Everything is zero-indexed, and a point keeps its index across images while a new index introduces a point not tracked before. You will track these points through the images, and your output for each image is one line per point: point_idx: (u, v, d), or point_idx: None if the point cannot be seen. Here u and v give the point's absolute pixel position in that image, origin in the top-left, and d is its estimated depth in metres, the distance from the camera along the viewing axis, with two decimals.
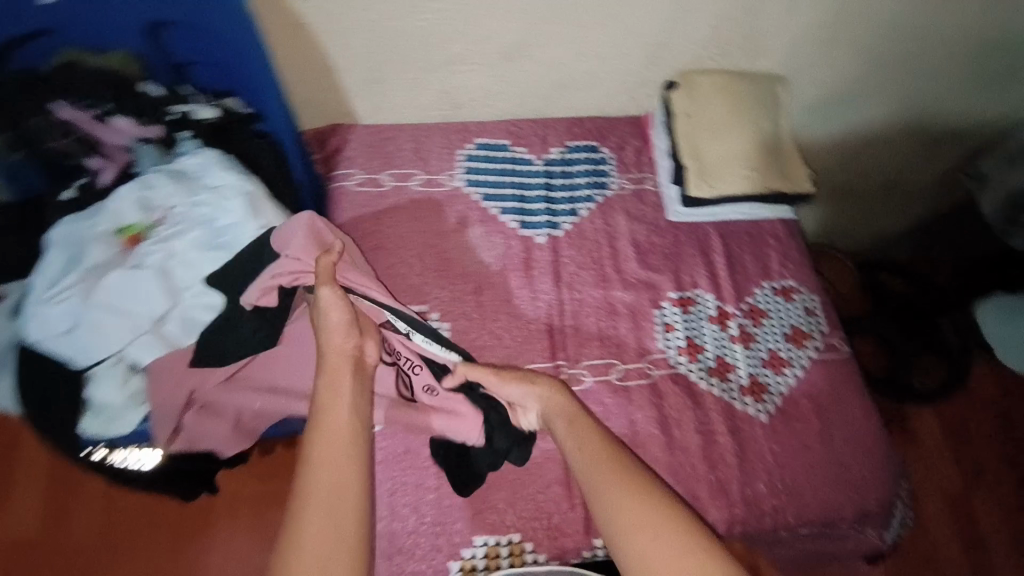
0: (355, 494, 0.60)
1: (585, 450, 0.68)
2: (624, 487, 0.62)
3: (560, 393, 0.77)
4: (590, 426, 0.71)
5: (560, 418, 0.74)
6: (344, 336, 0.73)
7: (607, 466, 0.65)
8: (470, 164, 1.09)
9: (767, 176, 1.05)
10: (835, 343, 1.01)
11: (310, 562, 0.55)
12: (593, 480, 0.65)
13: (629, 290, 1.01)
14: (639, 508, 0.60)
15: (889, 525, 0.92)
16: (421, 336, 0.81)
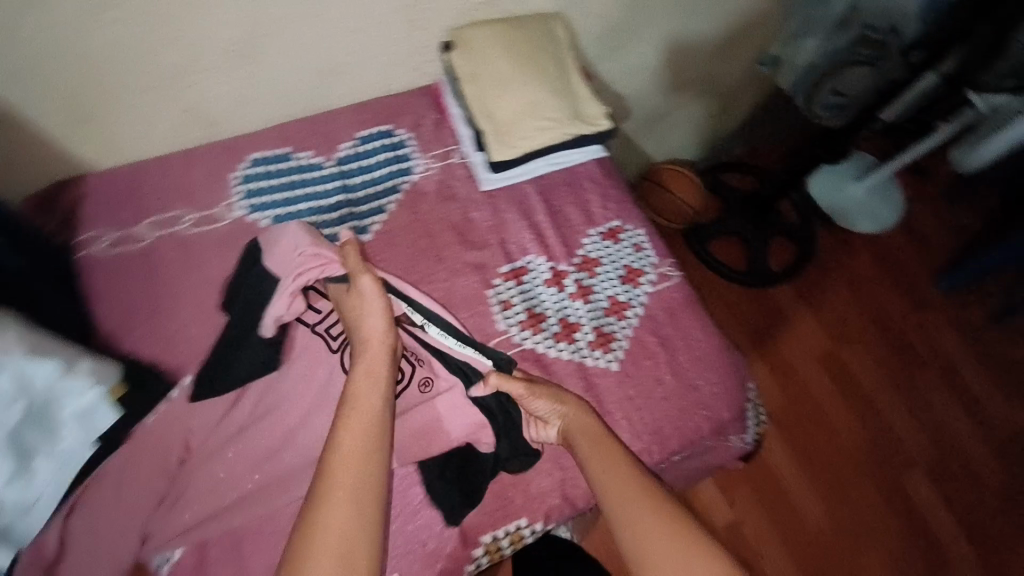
0: (378, 463, 0.64)
1: (601, 461, 0.74)
2: (650, 510, 0.68)
3: (586, 412, 0.79)
4: (617, 449, 0.75)
5: (577, 425, 0.78)
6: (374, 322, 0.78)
7: (620, 478, 0.71)
8: (249, 187, 0.96)
9: (565, 121, 1.00)
10: (668, 271, 1.02)
11: (335, 528, 0.57)
12: (609, 488, 0.71)
13: (456, 278, 0.95)
14: (663, 528, 0.66)
15: (746, 427, 0.97)
16: (436, 327, 0.86)
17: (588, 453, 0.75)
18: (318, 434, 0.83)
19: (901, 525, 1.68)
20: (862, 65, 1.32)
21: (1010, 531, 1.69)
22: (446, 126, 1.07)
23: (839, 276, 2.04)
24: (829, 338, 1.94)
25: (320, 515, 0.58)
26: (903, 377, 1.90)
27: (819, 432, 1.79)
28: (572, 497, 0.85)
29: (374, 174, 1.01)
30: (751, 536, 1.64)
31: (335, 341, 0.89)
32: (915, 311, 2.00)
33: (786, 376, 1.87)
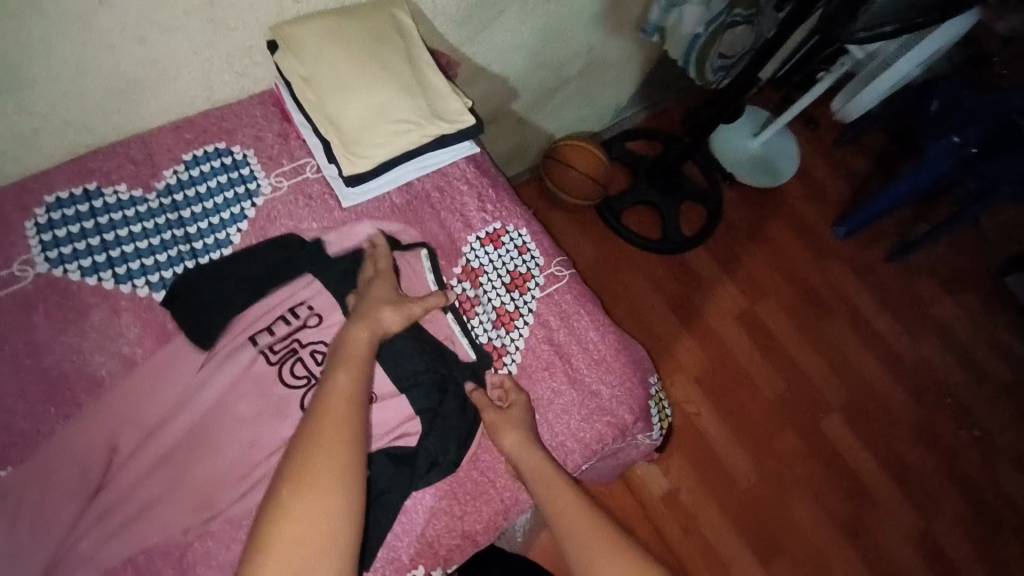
0: (349, 446, 0.67)
1: (555, 499, 0.76)
2: (603, 543, 0.73)
3: (531, 445, 0.79)
4: (566, 486, 0.77)
5: (523, 457, 0.78)
6: (386, 312, 0.80)
7: (572, 509, 0.75)
8: (48, 237, 0.80)
9: (424, 121, 0.90)
10: (555, 272, 0.95)
11: (307, 508, 0.62)
12: (563, 517, 0.75)
13: (321, 312, 0.84)
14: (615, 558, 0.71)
15: (653, 424, 0.93)
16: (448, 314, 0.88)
17: (538, 482, 0.77)
18: (173, 516, 0.71)
19: (824, 466, 1.77)
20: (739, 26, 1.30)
21: (918, 455, 1.83)
22: (294, 137, 0.94)
23: (744, 232, 2.07)
24: (744, 296, 1.97)
25: (291, 492, 0.63)
26: (814, 324, 1.96)
27: (741, 388, 1.83)
28: (472, 533, 0.80)
29: (209, 202, 0.87)
30: (689, 501, 1.66)
31: (276, 355, 0.81)
32: (818, 260, 2.07)
33: (708, 339, 1.89)
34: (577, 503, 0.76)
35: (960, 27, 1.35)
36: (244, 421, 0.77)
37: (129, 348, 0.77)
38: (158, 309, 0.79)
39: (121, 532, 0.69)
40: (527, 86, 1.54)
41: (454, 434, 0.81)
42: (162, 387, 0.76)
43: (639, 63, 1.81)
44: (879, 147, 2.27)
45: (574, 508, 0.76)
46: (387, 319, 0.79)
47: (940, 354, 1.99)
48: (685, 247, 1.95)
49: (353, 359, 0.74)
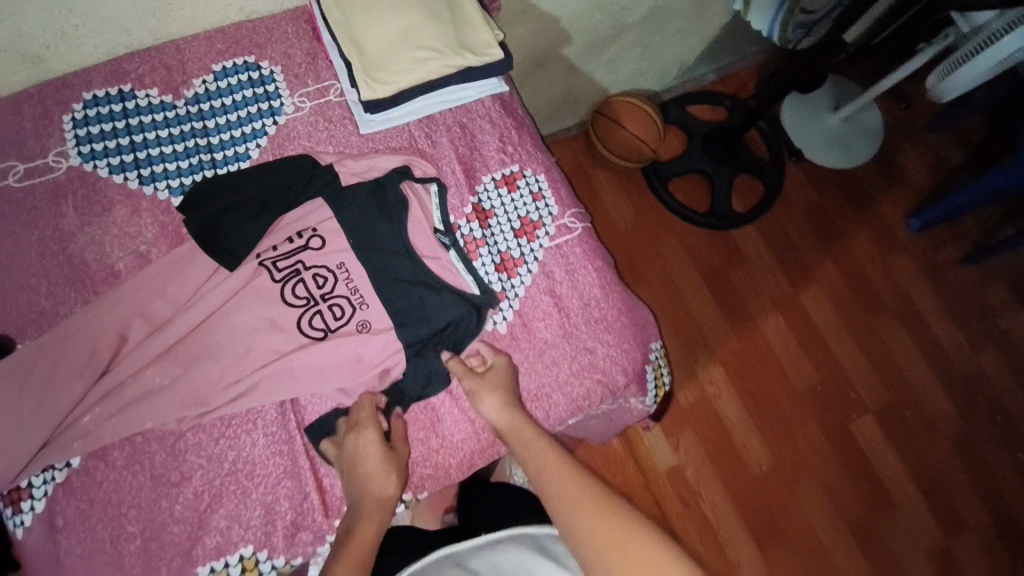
0: None
1: (541, 462, 0.75)
2: (588, 503, 0.69)
3: (518, 416, 0.79)
4: (554, 453, 0.76)
5: (506, 422, 0.79)
6: (383, 480, 0.74)
7: (557, 467, 0.74)
8: (83, 132, 0.84)
9: (449, 51, 0.87)
10: (567, 223, 0.92)
11: None
12: (549, 478, 0.73)
13: (326, 237, 0.84)
14: (598, 516, 0.68)
15: (647, 389, 0.91)
16: (455, 254, 0.86)
17: (526, 448, 0.77)
18: (166, 409, 0.75)
19: (844, 467, 1.68)
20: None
21: (954, 471, 1.71)
22: (321, 57, 0.93)
23: (799, 209, 1.92)
24: (789, 282, 1.85)
25: None
26: (863, 321, 1.83)
27: (768, 377, 1.75)
28: (446, 465, 0.84)
29: (233, 114, 0.88)
30: (693, 480, 1.62)
31: (280, 273, 0.82)
32: (880, 253, 1.90)
33: (741, 321, 1.79)
34: (562, 464, 0.74)
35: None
36: (243, 331, 0.79)
37: (146, 247, 0.81)
38: (176, 213, 0.83)
39: (120, 414, 0.74)
40: (580, 32, 1.46)
41: (438, 369, 0.82)
42: (168, 285, 0.79)
43: (709, 18, 1.67)
44: (977, 135, 2.02)
45: (558, 467, 0.74)
46: (386, 489, 0.74)
47: (1000, 370, 1.82)
48: (734, 220, 1.84)
49: (356, 557, 0.67)
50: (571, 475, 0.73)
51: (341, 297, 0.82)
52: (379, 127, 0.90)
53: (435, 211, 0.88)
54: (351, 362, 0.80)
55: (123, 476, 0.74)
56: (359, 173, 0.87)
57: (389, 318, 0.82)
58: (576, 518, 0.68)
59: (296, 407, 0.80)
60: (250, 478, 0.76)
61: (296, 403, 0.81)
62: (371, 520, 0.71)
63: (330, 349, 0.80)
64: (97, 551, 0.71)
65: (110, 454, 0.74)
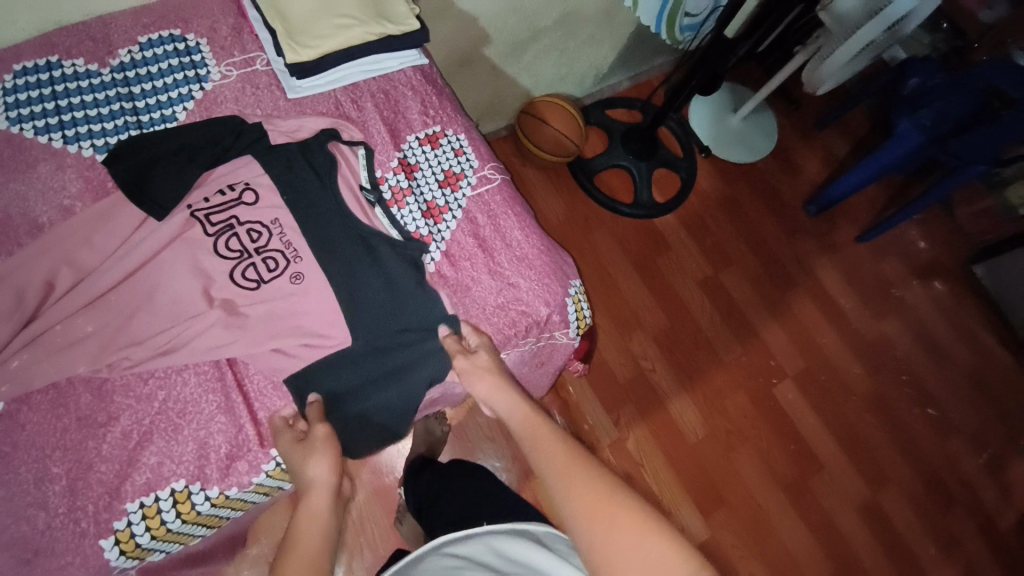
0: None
1: (536, 436, 0.73)
2: (574, 468, 0.68)
3: (517, 396, 0.80)
4: (546, 425, 0.75)
5: (501, 400, 0.80)
6: (314, 462, 0.72)
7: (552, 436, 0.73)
8: (8, 98, 0.85)
9: (370, 20, 0.96)
10: (487, 175, 1.00)
11: None
12: (540, 446, 0.72)
13: (255, 194, 0.84)
14: (580, 479, 0.66)
15: (569, 322, 0.98)
16: (381, 210, 0.90)
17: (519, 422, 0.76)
18: (91, 353, 0.74)
19: (773, 431, 1.74)
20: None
21: (877, 431, 1.80)
22: (247, 32, 0.99)
23: (714, 198, 2.04)
24: (709, 264, 1.93)
25: None
26: (781, 297, 1.93)
27: (698, 350, 1.80)
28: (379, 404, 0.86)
29: (159, 81, 0.92)
30: (635, 451, 1.64)
31: (214, 227, 0.82)
32: (787, 235, 2.03)
33: (669, 302, 1.85)
34: (553, 435, 0.73)
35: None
36: (176, 279, 0.79)
37: (70, 201, 0.82)
38: (100, 168, 0.84)
39: (51, 358, 0.73)
40: (500, 34, 1.57)
41: (375, 310, 0.83)
42: (90, 234, 0.79)
43: (618, 26, 1.84)
44: (862, 127, 2.25)
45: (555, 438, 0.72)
46: (322, 467, 0.72)
47: (905, 337, 1.95)
48: (659, 211, 1.94)
49: (310, 526, 0.65)
50: (558, 441, 0.72)
51: (276, 251, 0.82)
52: (306, 92, 0.96)
53: (360, 177, 0.91)
54: (287, 314, 0.81)
55: (47, 419, 0.72)
56: (288, 133, 0.91)
57: (323, 273, 0.83)
58: (562, 480, 0.66)
59: (235, 365, 0.80)
60: (182, 417, 0.76)
61: (235, 363, 0.81)
62: (314, 503, 0.68)
63: (266, 300, 0.80)
64: (19, 494, 0.69)
65: (34, 398, 0.72)
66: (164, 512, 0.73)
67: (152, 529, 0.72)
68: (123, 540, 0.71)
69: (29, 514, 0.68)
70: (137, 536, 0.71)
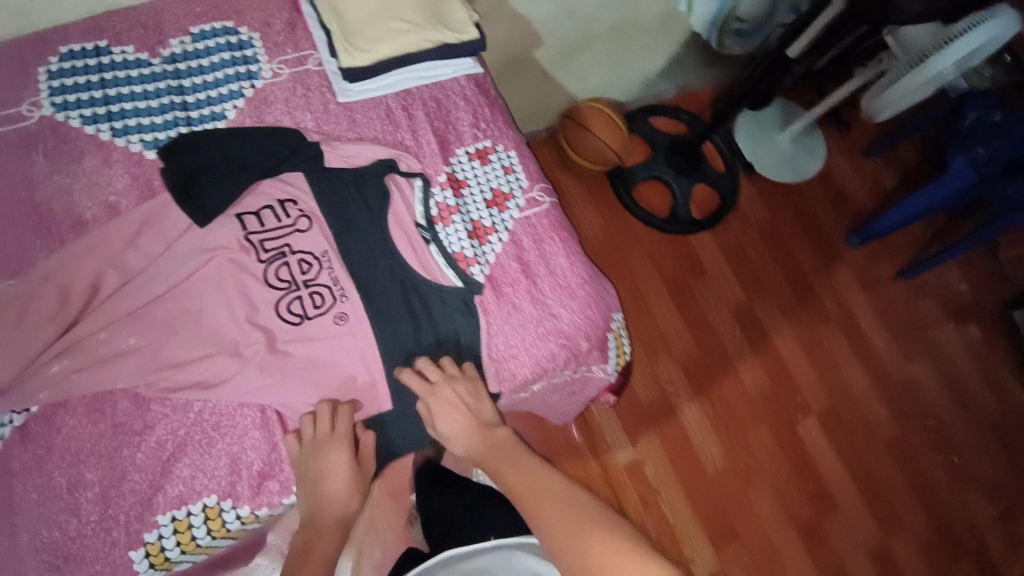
0: None
1: (518, 479, 0.74)
2: (557, 499, 0.71)
3: (503, 438, 0.80)
4: (525, 461, 0.77)
5: (466, 442, 0.80)
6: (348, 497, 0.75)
7: (534, 489, 0.73)
8: (56, 83, 0.83)
9: (426, 25, 0.92)
10: (536, 197, 0.96)
11: None
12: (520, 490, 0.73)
13: (307, 226, 0.84)
14: (563, 512, 0.69)
15: (609, 359, 0.95)
16: (436, 250, 0.87)
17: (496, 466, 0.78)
18: (129, 361, 0.72)
19: (790, 466, 1.71)
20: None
21: (896, 477, 1.76)
22: (300, 27, 0.95)
23: (751, 220, 1.98)
24: (743, 289, 1.89)
25: None
26: (812, 329, 1.88)
27: (722, 375, 1.77)
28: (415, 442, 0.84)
29: (210, 75, 0.89)
30: (652, 476, 1.62)
31: (266, 254, 0.81)
32: (823, 264, 1.97)
33: (697, 325, 1.81)
34: (532, 468, 0.76)
35: (987, 35, 1.30)
36: (223, 291, 0.78)
37: (115, 197, 0.80)
38: (148, 165, 0.82)
39: (90, 365, 0.71)
40: (550, 35, 1.51)
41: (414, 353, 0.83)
42: (133, 237, 0.77)
43: (670, 33, 1.76)
44: (912, 156, 2.16)
45: (541, 491, 0.72)
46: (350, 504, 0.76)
47: (933, 379, 1.90)
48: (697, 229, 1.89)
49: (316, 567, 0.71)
50: (537, 472, 0.76)
51: (323, 286, 0.82)
52: (355, 96, 0.93)
53: (412, 216, 0.89)
54: (329, 355, 0.80)
55: (83, 424, 0.70)
56: (345, 157, 0.88)
57: (366, 321, 0.81)
58: (543, 516, 0.69)
59: (279, 417, 0.77)
60: (216, 430, 0.74)
61: (281, 411, 0.77)
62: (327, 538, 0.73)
63: (310, 337, 0.80)
64: (52, 499, 0.68)
65: (69, 402, 0.71)
66: (194, 527, 0.71)
67: (181, 544, 0.71)
68: (153, 553, 0.70)
69: (60, 520, 0.67)
70: (167, 550, 0.70)
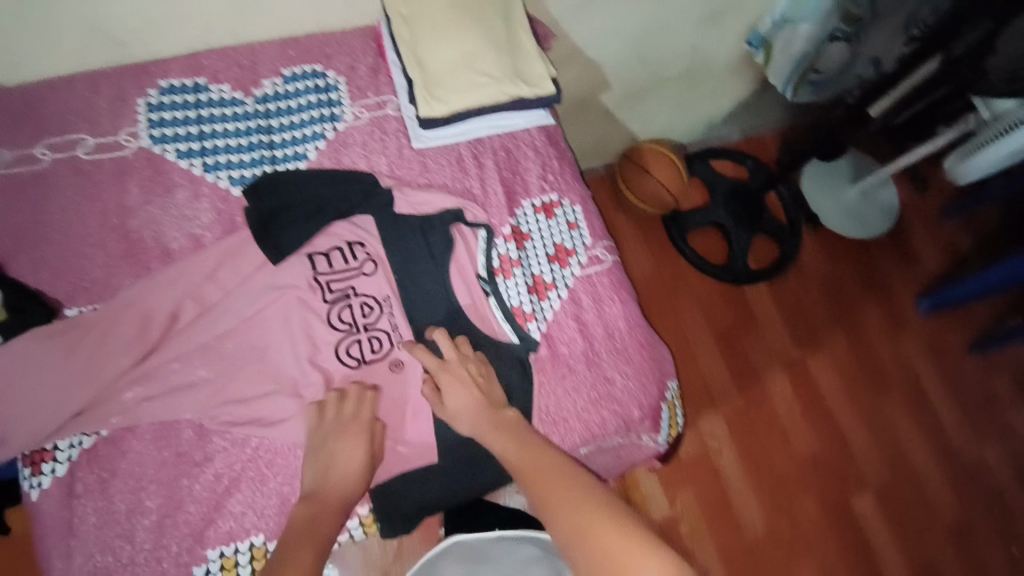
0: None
1: (521, 455, 0.70)
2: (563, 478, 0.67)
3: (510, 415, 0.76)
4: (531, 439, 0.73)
5: (472, 419, 0.75)
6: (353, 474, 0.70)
7: (551, 483, 0.66)
8: (157, 116, 0.89)
9: (505, 79, 0.93)
10: (598, 255, 0.95)
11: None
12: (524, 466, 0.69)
13: (373, 270, 0.86)
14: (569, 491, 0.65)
15: (661, 429, 0.91)
16: (495, 303, 0.87)
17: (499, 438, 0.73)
18: (197, 393, 0.76)
19: (838, 542, 1.60)
20: (839, 43, 1.32)
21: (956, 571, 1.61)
22: (383, 73, 0.98)
23: (812, 275, 1.89)
24: (798, 346, 1.80)
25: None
26: (871, 396, 1.77)
27: (770, 435, 1.69)
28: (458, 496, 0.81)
29: (295, 116, 0.92)
30: (687, 536, 1.55)
31: (331, 295, 0.83)
32: (889, 329, 1.86)
33: (747, 380, 1.74)
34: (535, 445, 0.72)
35: None
36: (289, 330, 0.80)
37: (200, 230, 0.84)
38: (232, 201, 0.86)
39: (162, 394, 0.75)
40: (619, 79, 1.51)
41: None
42: (211, 271, 0.81)
43: (742, 81, 1.72)
44: (995, 221, 2.02)
45: (559, 481, 0.66)
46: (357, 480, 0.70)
47: (1005, 466, 1.74)
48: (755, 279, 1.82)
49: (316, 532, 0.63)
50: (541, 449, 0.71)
51: (382, 331, 0.83)
52: (430, 143, 0.95)
53: (475, 266, 0.89)
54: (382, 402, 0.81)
55: (148, 450, 0.73)
56: (414, 204, 0.89)
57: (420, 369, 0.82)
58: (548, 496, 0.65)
59: None
60: (269, 468, 0.75)
61: None
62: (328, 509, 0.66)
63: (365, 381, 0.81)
64: (112, 522, 0.70)
65: (138, 427, 0.74)
66: (240, 565, 0.72)
67: None
68: None
69: (117, 545, 0.70)
70: None
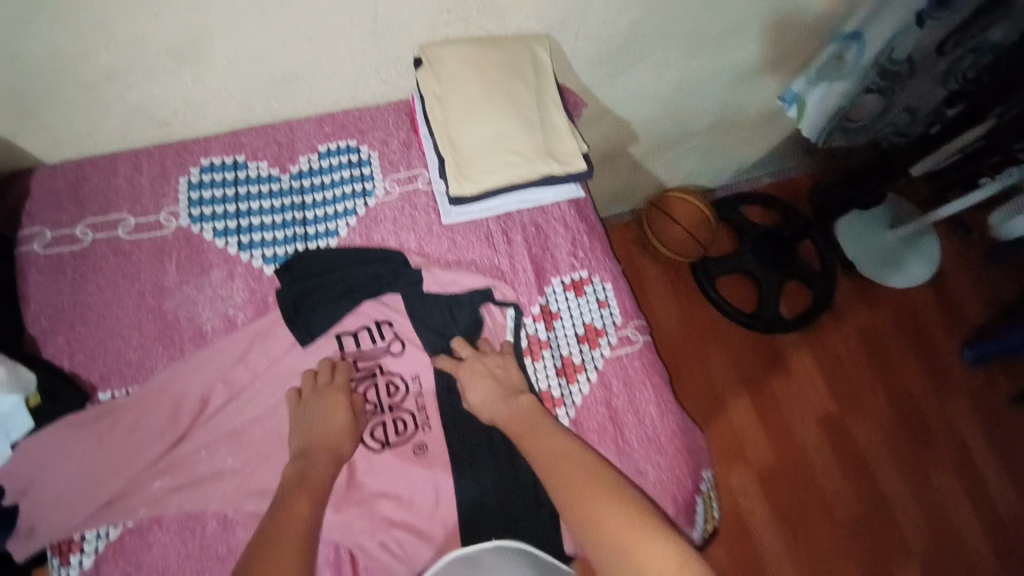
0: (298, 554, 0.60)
1: (546, 453, 0.74)
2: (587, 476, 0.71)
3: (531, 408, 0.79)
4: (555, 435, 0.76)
5: (497, 409, 0.80)
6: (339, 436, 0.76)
7: (582, 482, 0.70)
8: (196, 194, 0.91)
9: (536, 157, 0.93)
10: (629, 335, 0.92)
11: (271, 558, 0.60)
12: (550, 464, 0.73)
13: (400, 350, 0.85)
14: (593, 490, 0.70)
15: (696, 524, 0.86)
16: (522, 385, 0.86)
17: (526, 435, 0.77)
18: (223, 481, 0.75)
19: None
20: (873, 94, 1.25)
21: None
22: (415, 147, 0.99)
23: (851, 328, 1.82)
24: (835, 401, 1.72)
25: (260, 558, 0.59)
26: (914, 456, 1.68)
27: (806, 496, 1.61)
28: None
29: (328, 192, 0.94)
30: None
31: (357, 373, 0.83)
32: (933, 388, 1.76)
33: (780, 436, 1.67)
34: (560, 441, 0.75)
35: None
36: None
37: (232, 311, 0.84)
38: (265, 281, 0.86)
39: (189, 483, 0.75)
40: (648, 135, 1.49)
41: (491, 502, 0.79)
42: (242, 355, 0.81)
43: (773, 133, 1.68)
44: None
45: (582, 479, 0.71)
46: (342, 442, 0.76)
47: None
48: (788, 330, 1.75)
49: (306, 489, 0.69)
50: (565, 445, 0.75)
51: (407, 413, 0.82)
52: (460, 218, 0.95)
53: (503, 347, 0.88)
54: (405, 490, 0.78)
55: (173, 543, 0.73)
56: (443, 284, 0.89)
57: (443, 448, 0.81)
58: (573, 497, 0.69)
59: (351, 557, 0.76)
60: None
61: (354, 550, 0.76)
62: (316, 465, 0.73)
63: (388, 468, 0.79)
64: None
65: (164, 518, 0.74)
66: None
67: None
68: None
69: None
70: None
